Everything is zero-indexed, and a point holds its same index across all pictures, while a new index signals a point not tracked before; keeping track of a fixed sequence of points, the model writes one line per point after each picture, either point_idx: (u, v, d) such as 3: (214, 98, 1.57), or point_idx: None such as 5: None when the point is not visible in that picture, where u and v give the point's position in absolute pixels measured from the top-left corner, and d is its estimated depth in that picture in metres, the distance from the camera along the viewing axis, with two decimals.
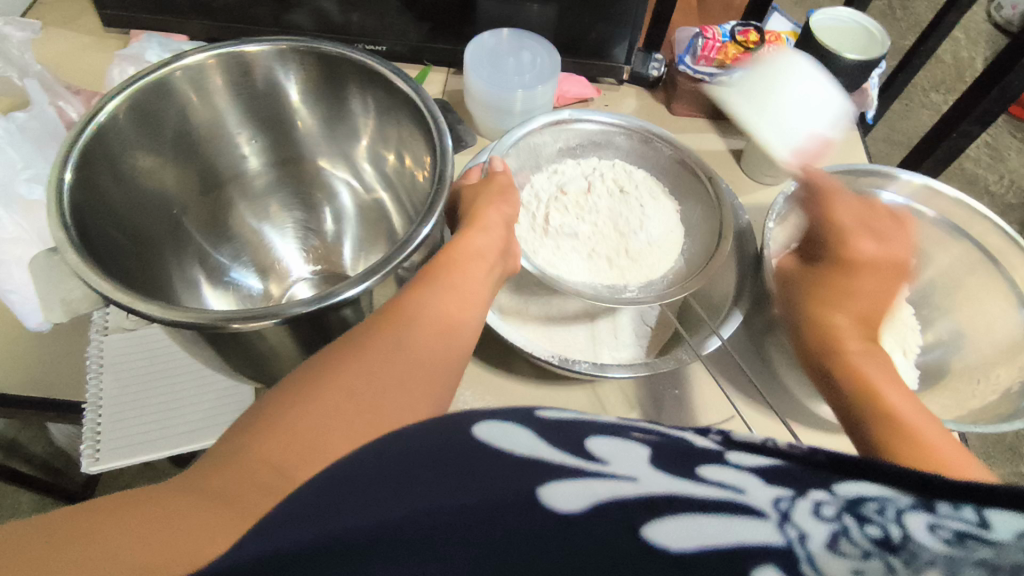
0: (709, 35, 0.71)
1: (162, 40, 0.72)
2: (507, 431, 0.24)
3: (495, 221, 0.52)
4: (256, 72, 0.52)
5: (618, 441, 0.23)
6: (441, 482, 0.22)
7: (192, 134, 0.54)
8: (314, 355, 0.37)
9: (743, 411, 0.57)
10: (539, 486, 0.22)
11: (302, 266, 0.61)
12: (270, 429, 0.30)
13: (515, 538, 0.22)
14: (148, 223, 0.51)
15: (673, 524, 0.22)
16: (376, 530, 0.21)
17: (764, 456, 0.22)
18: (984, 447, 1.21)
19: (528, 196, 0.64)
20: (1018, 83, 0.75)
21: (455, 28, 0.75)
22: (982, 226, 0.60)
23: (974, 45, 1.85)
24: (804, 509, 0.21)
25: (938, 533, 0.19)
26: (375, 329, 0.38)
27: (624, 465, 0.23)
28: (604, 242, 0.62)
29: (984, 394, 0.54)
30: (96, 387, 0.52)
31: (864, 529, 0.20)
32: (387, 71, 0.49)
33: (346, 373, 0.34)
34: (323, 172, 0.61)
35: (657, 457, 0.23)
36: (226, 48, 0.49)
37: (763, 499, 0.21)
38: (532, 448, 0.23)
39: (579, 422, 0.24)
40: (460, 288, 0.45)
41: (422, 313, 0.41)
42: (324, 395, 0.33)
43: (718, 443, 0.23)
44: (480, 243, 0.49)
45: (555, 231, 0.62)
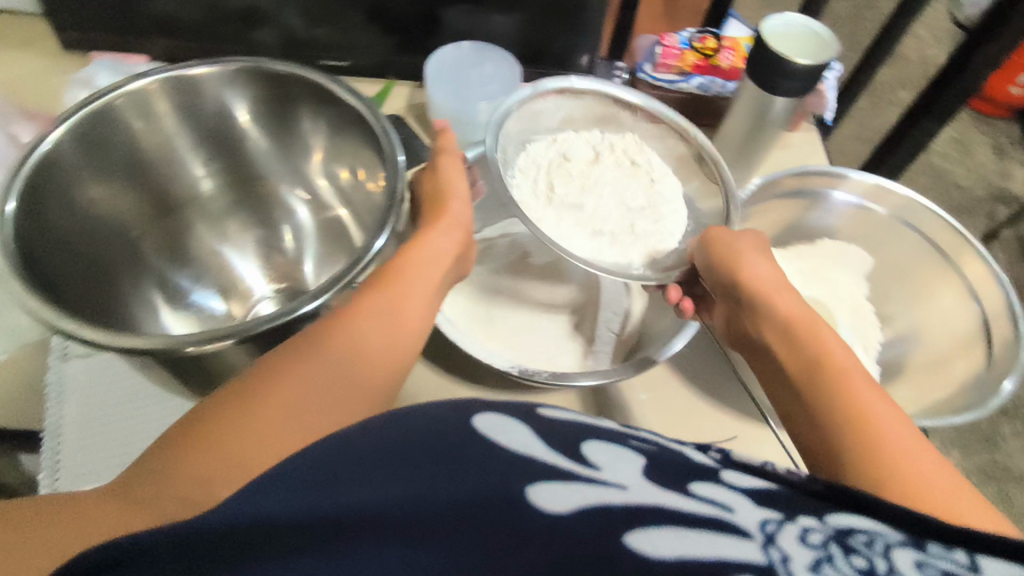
0: (668, 42, 0.74)
1: (115, 63, 0.71)
2: (504, 428, 0.29)
3: (450, 223, 0.50)
4: (205, 98, 0.53)
5: (614, 448, 0.29)
6: (438, 480, 0.26)
7: (146, 159, 0.54)
8: (261, 361, 0.35)
9: (709, 414, 0.57)
10: (528, 486, 0.26)
11: (265, 285, 0.61)
12: (210, 444, 0.29)
13: (492, 536, 0.25)
14: (103, 250, 0.51)
15: (657, 535, 0.25)
16: (358, 514, 0.24)
17: (759, 480, 0.28)
18: (959, 438, 1.23)
19: (531, 162, 0.61)
20: (972, 81, 0.76)
21: (418, 41, 0.75)
22: (936, 225, 0.60)
23: (938, 43, 1.89)
24: (789, 532, 0.25)
25: (926, 568, 0.23)
26: (321, 341, 0.36)
27: (615, 474, 0.27)
28: (608, 217, 0.59)
29: (942, 385, 0.56)
30: (56, 414, 0.52)
31: (850, 558, 0.24)
32: (338, 88, 0.51)
33: (292, 384, 0.33)
34: (280, 190, 0.61)
35: (649, 469, 0.28)
36: (174, 72, 0.50)
37: (749, 521, 0.26)
38: (533, 449, 0.28)
39: (581, 427, 0.30)
40: (415, 290, 0.43)
41: (369, 327, 0.38)
42: (266, 413, 0.31)
43: (716, 462, 0.29)
44: (439, 246, 0.48)
45: (559, 199, 0.59)
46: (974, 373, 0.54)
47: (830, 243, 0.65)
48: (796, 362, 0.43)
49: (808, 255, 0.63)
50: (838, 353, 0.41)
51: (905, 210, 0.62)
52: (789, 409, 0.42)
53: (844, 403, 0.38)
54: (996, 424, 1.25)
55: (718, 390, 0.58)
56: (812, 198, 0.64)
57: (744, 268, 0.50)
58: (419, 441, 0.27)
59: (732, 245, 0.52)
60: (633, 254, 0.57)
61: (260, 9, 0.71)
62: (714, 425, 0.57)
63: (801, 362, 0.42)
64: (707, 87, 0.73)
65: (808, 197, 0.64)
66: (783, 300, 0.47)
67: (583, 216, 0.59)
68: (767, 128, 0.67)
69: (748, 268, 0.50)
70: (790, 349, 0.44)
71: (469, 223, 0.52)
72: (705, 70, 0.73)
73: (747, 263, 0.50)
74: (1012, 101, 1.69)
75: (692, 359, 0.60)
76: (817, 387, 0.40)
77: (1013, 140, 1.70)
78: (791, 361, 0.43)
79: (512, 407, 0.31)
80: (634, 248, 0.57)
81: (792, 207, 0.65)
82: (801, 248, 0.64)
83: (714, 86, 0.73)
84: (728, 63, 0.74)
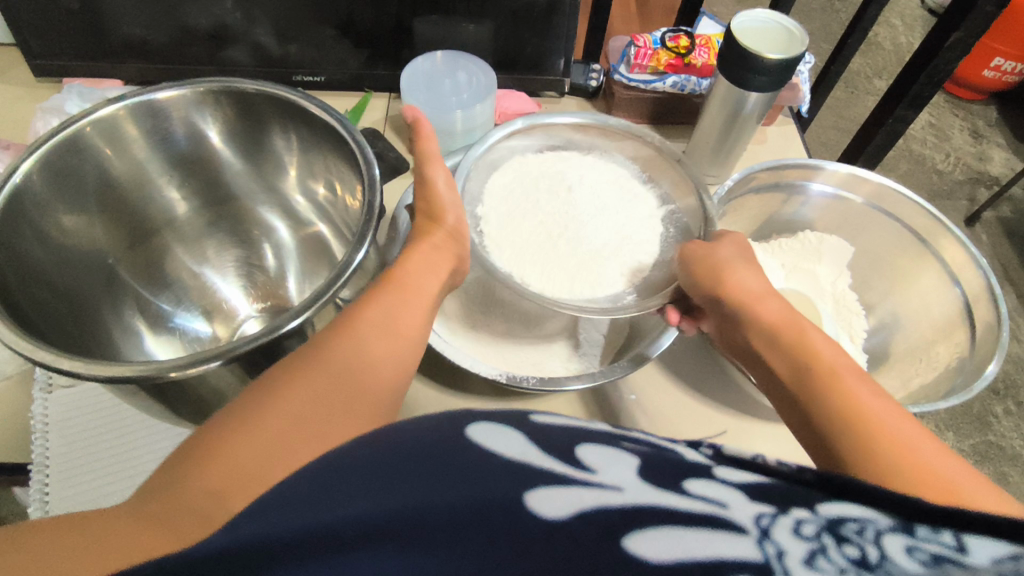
0: (642, 42, 0.72)
1: (83, 88, 0.71)
2: (501, 434, 0.27)
3: (443, 240, 0.50)
4: (173, 121, 0.53)
5: (609, 453, 0.26)
6: (426, 488, 0.23)
7: (118, 187, 0.53)
8: (265, 374, 0.36)
9: (702, 412, 0.57)
10: (525, 491, 0.24)
11: (249, 305, 0.61)
12: (212, 460, 0.29)
13: (495, 544, 0.23)
14: (79, 280, 0.50)
15: (653, 536, 0.23)
16: (362, 530, 0.22)
17: (752, 475, 0.25)
18: (951, 419, 1.24)
19: (504, 208, 0.60)
20: (942, 67, 0.77)
21: (391, 53, 0.75)
22: (910, 210, 0.61)
23: (910, 31, 1.91)
24: (784, 525, 0.23)
25: (915, 555, 0.21)
26: (324, 349, 0.37)
27: (612, 475, 0.25)
28: (588, 247, 0.58)
29: (926, 371, 0.57)
30: (42, 447, 0.51)
31: (842, 549, 0.21)
32: (308, 103, 0.50)
33: (297, 396, 0.34)
34: (255, 208, 0.61)
35: (644, 469, 0.25)
36: (137, 96, 0.50)
37: (744, 516, 0.23)
38: (528, 454, 0.26)
39: (572, 431, 0.28)
40: (410, 308, 0.43)
41: (370, 336, 0.39)
42: (263, 421, 0.32)
43: (708, 457, 0.26)
44: (427, 259, 0.48)
45: (536, 237, 0.58)
46: (959, 356, 0.55)
47: (812, 235, 0.65)
48: (790, 376, 0.43)
49: (790, 246, 0.64)
50: (826, 352, 0.42)
51: (878, 197, 0.62)
52: (793, 419, 0.42)
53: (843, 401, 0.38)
54: (988, 404, 1.26)
55: (709, 387, 0.58)
56: (788, 190, 0.65)
57: (729, 279, 0.49)
58: (421, 451, 0.25)
59: (714, 258, 0.51)
60: (619, 281, 0.57)
61: (231, 28, 0.71)
62: (704, 421, 0.57)
63: (791, 366, 0.43)
64: (682, 86, 0.75)
65: (784, 190, 0.65)
66: (772, 305, 0.47)
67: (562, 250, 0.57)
68: (742, 125, 0.68)
69: (734, 279, 0.49)
70: (788, 353, 0.44)
71: (462, 229, 0.52)
72: (678, 69, 0.74)
73: (734, 273, 0.50)
74: (985, 84, 1.71)
75: (680, 357, 0.60)
76: (813, 389, 0.40)
77: (989, 123, 1.72)
78: (785, 368, 0.43)
79: (506, 416, 0.29)
80: (621, 271, 0.57)
81: (769, 201, 0.66)
82: (783, 241, 0.65)
83: (689, 84, 0.74)
84: (702, 60, 0.73)
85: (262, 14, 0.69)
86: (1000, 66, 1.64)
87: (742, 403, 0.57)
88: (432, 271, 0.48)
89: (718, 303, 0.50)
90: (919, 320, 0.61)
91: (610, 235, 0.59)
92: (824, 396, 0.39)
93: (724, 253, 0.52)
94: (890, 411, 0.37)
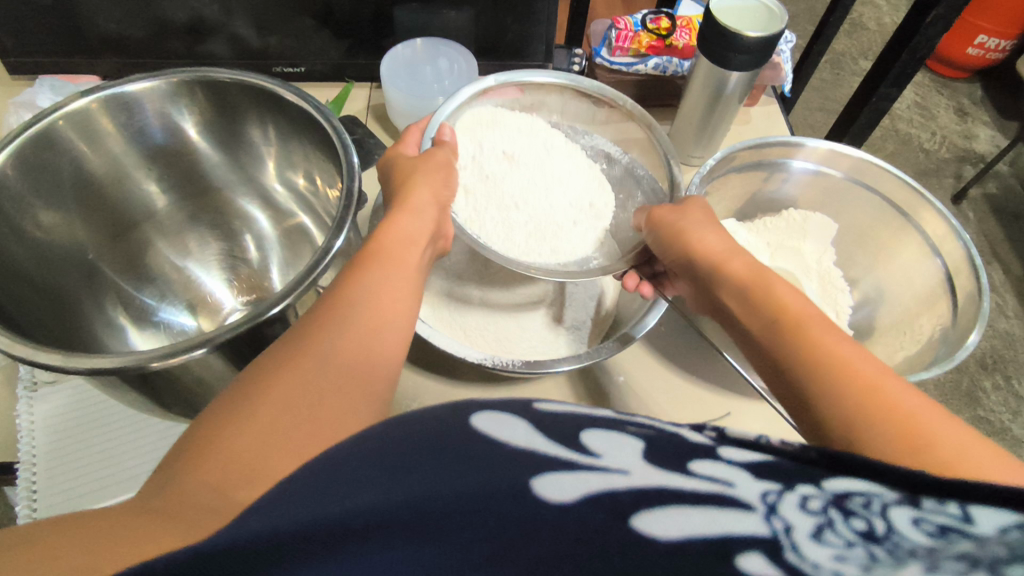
0: (622, 25, 0.72)
1: (57, 83, 0.71)
2: (504, 422, 0.24)
3: (422, 204, 0.49)
4: (148, 114, 0.53)
5: (614, 437, 0.24)
6: (441, 469, 0.22)
7: (94, 181, 0.53)
8: (254, 362, 0.35)
9: (689, 391, 0.57)
10: (534, 476, 0.23)
11: (233, 297, 0.61)
12: (204, 455, 0.28)
13: (502, 527, 0.22)
14: (60, 276, 0.50)
15: (663, 516, 0.22)
16: (371, 519, 0.21)
17: (757, 453, 0.23)
18: (941, 396, 1.25)
19: (470, 187, 0.58)
20: (924, 44, 0.77)
21: (372, 41, 0.75)
22: (890, 184, 0.61)
23: (896, 11, 1.91)
24: (791, 503, 0.21)
25: (922, 527, 0.20)
26: (313, 329, 0.36)
27: (617, 459, 0.23)
28: (557, 211, 0.59)
29: (911, 344, 0.57)
30: (29, 446, 0.51)
31: (849, 523, 0.20)
32: (283, 91, 0.50)
33: (280, 386, 0.32)
34: (235, 200, 0.61)
35: (649, 451, 0.24)
36: (108, 89, 0.49)
37: (751, 493, 0.22)
38: (531, 441, 0.24)
39: (577, 416, 0.25)
40: (393, 279, 0.42)
41: (351, 313, 0.38)
42: (258, 411, 0.30)
43: (712, 441, 0.23)
44: (410, 228, 0.47)
45: (512, 214, 0.58)
46: (941, 328, 0.55)
47: (796, 213, 0.65)
48: (759, 329, 0.43)
49: (775, 226, 0.65)
50: (791, 304, 0.42)
51: (858, 171, 0.63)
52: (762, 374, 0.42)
53: (806, 348, 0.39)
54: (977, 379, 1.27)
55: (695, 366, 0.59)
56: (770, 168, 0.65)
57: (695, 242, 0.50)
58: (409, 423, 0.24)
59: (678, 222, 0.52)
60: (588, 247, 0.59)
61: (209, 20, 0.70)
62: (692, 399, 0.57)
63: (760, 321, 0.43)
64: (664, 68, 0.74)
65: (766, 167, 0.65)
66: (737, 262, 0.49)
67: (534, 220, 0.58)
68: (725, 105, 0.68)
69: (697, 239, 0.51)
70: (761, 329, 0.43)
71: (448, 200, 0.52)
72: (659, 51, 0.73)
73: (695, 235, 0.51)
74: (970, 63, 1.71)
75: (667, 337, 0.60)
76: (780, 339, 0.41)
77: (974, 101, 1.73)
78: (753, 321, 0.44)
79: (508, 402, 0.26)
80: (585, 231, 0.59)
81: (751, 179, 0.66)
82: (768, 220, 0.66)
83: (671, 66, 0.74)
84: (684, 41, 0.73)
85: (240, 5, 0.69)
86: (985, 44, 1.64)
87: (727, 381, 0.58)
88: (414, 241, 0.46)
89: (687, 263, 0.51)
90: (902, 295, 0.61)
91: (572, 200, 0.61)
92: (790, 354, 0.40)
93: (688, 215, 0.53)
94: (871, 362, 0.36)
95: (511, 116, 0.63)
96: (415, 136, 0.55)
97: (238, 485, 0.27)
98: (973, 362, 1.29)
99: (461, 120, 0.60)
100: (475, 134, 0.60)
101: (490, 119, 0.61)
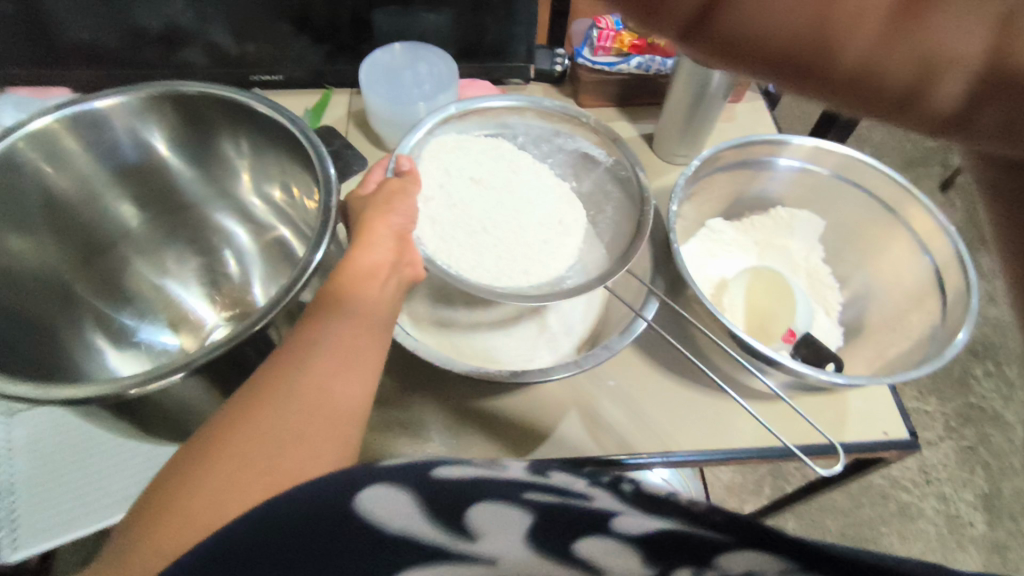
0: (604, 24, 0.71)
1: (30, 98, 0.70)
2: (395, 500, 0.23)
3: (382, 234, 0.46)
4: (116, 131, 0.51)
5: (496, 509, 0.24)
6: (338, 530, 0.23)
7: (66, 203, 0.52)
8: (208, 421, 0.33)
9: (680, 394, 0.57)
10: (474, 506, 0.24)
11: (215, 314, 0.60)
12: (171, 500, 0.28)
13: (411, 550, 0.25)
14: (33, 300, 0.48)
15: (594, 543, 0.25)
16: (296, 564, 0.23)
17: (656, 521, 0.23)
18: (936, 385, 1.24)
19: (438, 215, 0.56)
20: None
21: (352, 47, 0.74)
22: (877, 180, 0.60)
23: None
24: (691, 572, 0.24)
25: None
26: (275, 377, 0.34)
27: (499, 533, 0.25)
28: (527, 233, 0.58)
29: (900, 340, 0.57)
30: (9, 473, 0.50)
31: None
32: (257, 103, 0.49)
33: (239, 441, 0.30)
34: (213, 215, 0.60)
35: (536, 529, 0.24)
36: (76, 106, 0.48)
37: (642, 561, 0.25)
38: (478, 471, 0.24)
39: (470, 482, 0.23)
40: (358, 317, 0.40)
41: (317, 357, 0.36)
42: (214, 472, 0.29)
43: (638, 488, 0.24)
44: (370, 260, 0.44)
45: (481, 240, 0.56)
46: (930, 324, 0.55)
47: (783, 211, 0.67)
48: None
49: (762, 224, 0.66)
50: None
51: (845, 168, 0.62)
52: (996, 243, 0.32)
53: None
54: (969, 367, 1.27)
55: (686, 370, 0.58)
56: (756, 167, 0.64)
57: None
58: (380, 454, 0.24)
59: None
60: (562, 266, 0.57)
61: (183, 29, 0.69)
62: (683, 402, 0.56)
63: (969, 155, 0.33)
64: (647, 66, 0.73)
65: (752, 167, 0.64)
66: None
67: (503, 244, 0.57)
68: (709, 103, 0.67)
69: None
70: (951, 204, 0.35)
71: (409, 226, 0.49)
72: (642, 50, 0.72)
73: None
74: None
75: (656, 340, 0.60)
76: None
77: None
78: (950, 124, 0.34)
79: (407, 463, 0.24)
80: (558, 253, 0.58)
81: (739, 178, 0.65)
82: (756, 218, 0.67)
83: (654, 64, 0.73)
84: None
85: (216, 12, 0.67)
86: None
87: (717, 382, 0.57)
88: (379, 271, 0.44)
89: None
90: (892, 290, 0.61)
91: (540, 219, 0.60)
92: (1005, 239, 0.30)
93: None
94: None
95: (476, 142, 0.62)
96: (377, 172, 0.53)
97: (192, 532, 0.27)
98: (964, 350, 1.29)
99: (425, 148, 0.59)
100: (442, 161, 0.59)
101: (454, 145, 0.61)
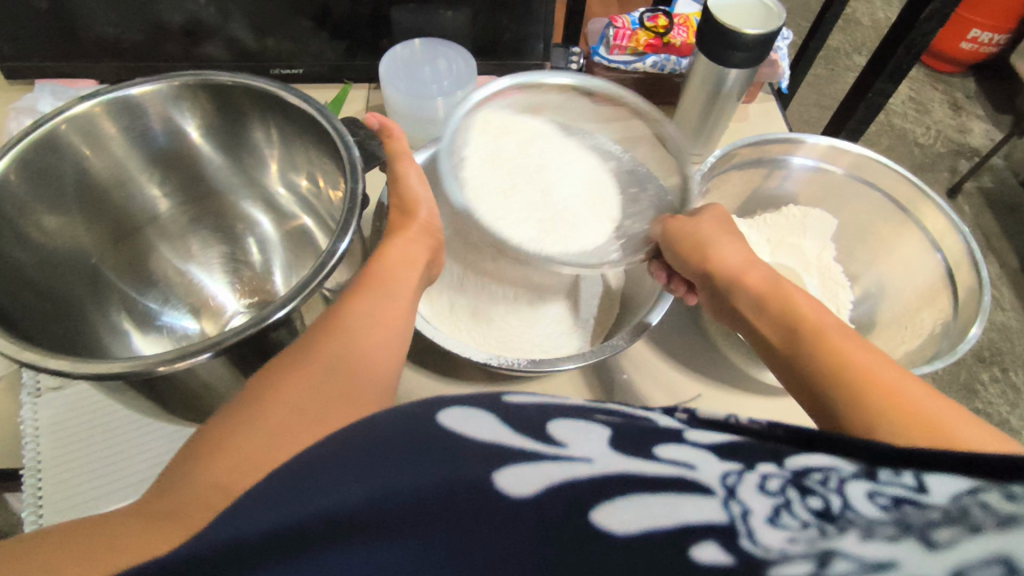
0: (620, 24, 0.72)
1: (56, 89, 0.71)
2: (470, 416, 0.27)
3: (417, 233, 0.49)
4: (150, 117, 0.52)
5: (580, 425, 0.27)
6: (389, 472, 0.23)
7: (97, 186, 0.53)
8: (258, 372, 0.33)
9: (694, 388, 0.58)
10: (494, 470, 0.24)
11: (235, 300, 0.62)
12: (216, 451, 0.27)
13: (465, 522, 0.23)
14: (66, 282, 0.50)
15: (616, 509, 0.24)
16: (345, 517, 0.22)
17: (725, 434, 0.26)
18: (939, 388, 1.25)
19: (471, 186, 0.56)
20: (920, 40, 0.74)
21: (369, 43, 0.75)
22: (890, 180, 0.62)
23: (889, 6, 1.93)
24: (749, 483, 0.24)
25: (876, 499, 0.22)
26: (318, 339, 0.35)
27: (581, 447, 0.25)
28: (565, 199, 0.57)
29: (912, 338, 0.58)
30: (33, 451, 0.51)
31: (806, 501, 0.23)
32: (284, 92, 0.50)
33: (280, 392, 0.31)
34: (236, 202, 0.61)
35: (616, 440, 0.26)
36: (113, 92, 0.49)
37: (712, 478, 0.24)
38: (498, 434, 0.26)
39: (544, 408, 0.28)
40: (394, 299, 0.41)
41: (358, 324, 0.37)
42: (267, 414, 0.29)
43: (683, 422, 0.27)
44: (405, 254, 0.46)
45: (520, 207, 0.56)
46: (942, 321, 0.56)
47: (796, 209, 0.66)
48: (775, 327, 0.44)
49: (775, 221, 0.66)
50: (811, 315, 0.42)
51: (858, 167, 0.63)
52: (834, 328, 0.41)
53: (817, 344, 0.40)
54: (975, 372, 1.28)
55: (700, 363, 0.59)
56: (770, 165, 0.65)
57: (711, 253, 0.51)
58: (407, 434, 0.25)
59: (694, 232, 0.53)
60: (602, 229, 0.56)
61: (205, 23, 0.70)
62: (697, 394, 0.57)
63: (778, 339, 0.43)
64: (662, 65, 0.74)
65: (765, 164, 0.65)
66: (754, 276, 0.49)
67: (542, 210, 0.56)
68: (724, 101, 0.68)
69: (715, 252, 0.51)
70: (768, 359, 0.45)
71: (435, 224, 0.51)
72: (657, 49, 0.73)
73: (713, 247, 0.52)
74: (963, 58, 1.72)
75: (670, 335, 0.61)
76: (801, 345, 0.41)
77: (968, 95, 1.73)
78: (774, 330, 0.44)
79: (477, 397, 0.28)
80: (599, 217, 0.57)
81: (752, 175, 0.66)
82: (768, 216, 0.66)
83: (669, 64, 0.74)
84: (681, 39, 0.73)
85: (236, 7, 0.68)
86: (977, 38, 1.65)
87: (728, 377, 0.58)
88: (412, 263, 0.46)
89: (706, 279, 0.52)
90: (902, 290, 0.62)
91: (580, 186, 0.58)
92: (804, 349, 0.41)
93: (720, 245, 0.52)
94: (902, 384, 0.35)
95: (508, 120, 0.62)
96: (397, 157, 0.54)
97: (241, 479, 0.26)
98: (971, 355, 1.30)
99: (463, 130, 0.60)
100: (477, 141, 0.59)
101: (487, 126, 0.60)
